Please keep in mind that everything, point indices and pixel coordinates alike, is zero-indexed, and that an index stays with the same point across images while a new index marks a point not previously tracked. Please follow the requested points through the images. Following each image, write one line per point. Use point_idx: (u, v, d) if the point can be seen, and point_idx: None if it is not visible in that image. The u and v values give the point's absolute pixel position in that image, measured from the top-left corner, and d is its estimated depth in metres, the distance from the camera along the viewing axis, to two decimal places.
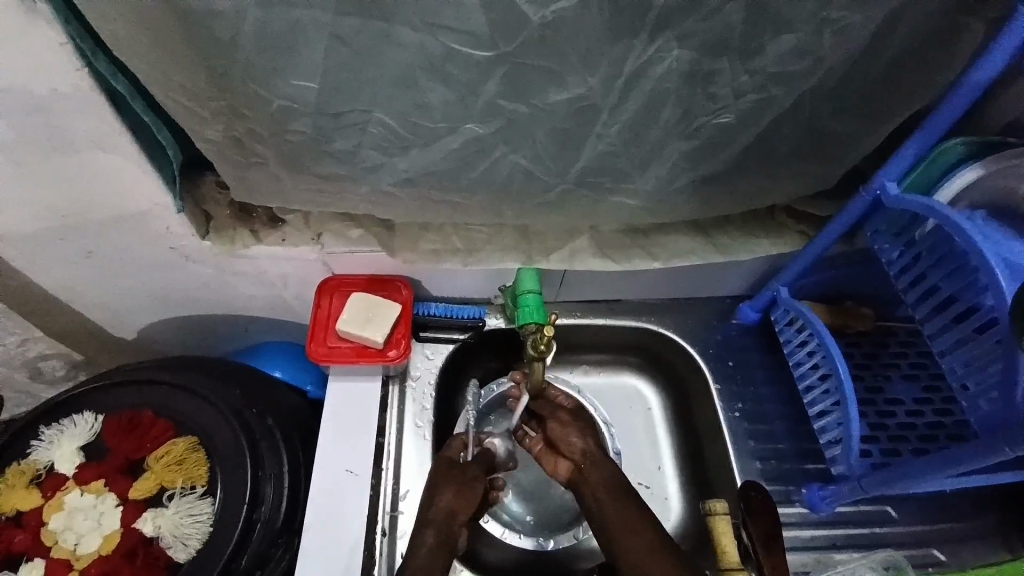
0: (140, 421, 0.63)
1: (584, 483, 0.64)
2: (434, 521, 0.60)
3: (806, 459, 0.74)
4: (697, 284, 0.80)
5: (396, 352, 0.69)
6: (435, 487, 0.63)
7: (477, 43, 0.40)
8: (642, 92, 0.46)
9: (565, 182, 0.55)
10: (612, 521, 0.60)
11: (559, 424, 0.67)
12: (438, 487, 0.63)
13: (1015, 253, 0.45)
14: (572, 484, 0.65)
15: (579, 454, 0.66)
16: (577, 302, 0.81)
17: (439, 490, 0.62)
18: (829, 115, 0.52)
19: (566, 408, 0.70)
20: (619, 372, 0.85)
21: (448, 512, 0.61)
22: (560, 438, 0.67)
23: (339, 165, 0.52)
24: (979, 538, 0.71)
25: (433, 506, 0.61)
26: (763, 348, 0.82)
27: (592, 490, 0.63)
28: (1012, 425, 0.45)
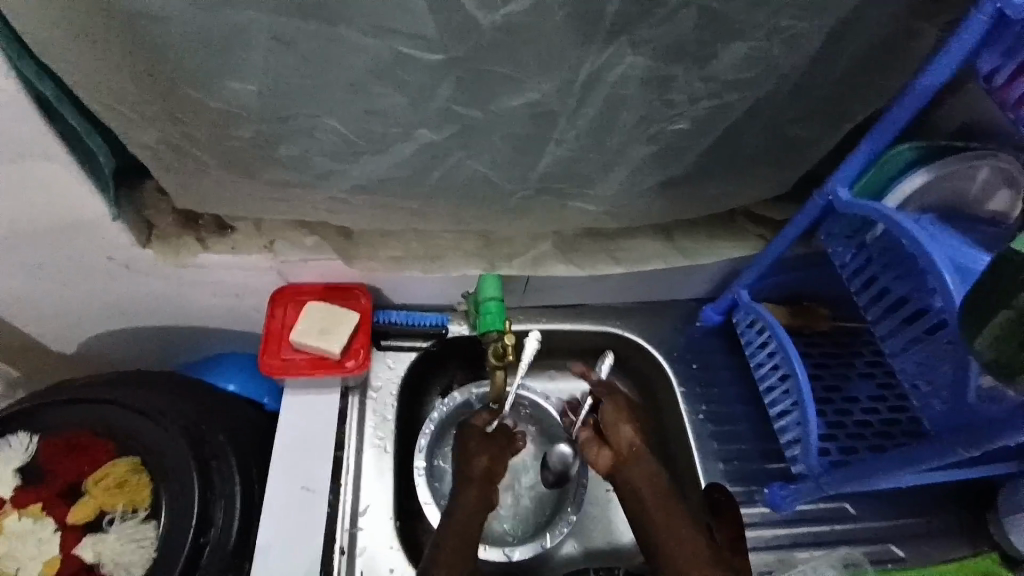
0: (79, 441, 0.60)
1: (626, 475, 0.62)
2: (476, 480, 0.62)
3: (767, 459, 0.75)
4: (661, 287, 0.80)
5: (356, 363, 0.67)
6: (467, 454, 0.65)
7: (428, 47, 0.39)
8: (599, 98, 0.45)
9: (525, 188, 0.54)
10: (664, 553, 0.58)
11: (613, 415, 0.65)
12: (469, 452, 0.65)
13: (964, 256, 0.46)
14: (613, 472, 0.63)
15: (624, 441, 0.64)
16: (542, 307, 0.81)
17: (479, 456, 0.64)
18: (783, 122, 0.52)
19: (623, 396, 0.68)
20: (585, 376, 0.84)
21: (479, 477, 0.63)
22: (615, 427, 0.65)
23: (288, 171, 0.49)
24: (931, 531, 0.73)
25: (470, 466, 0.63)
26: (726, 351, 0.83)
27: (632, 483, 0.62)
28: (966, 424, 0.46)
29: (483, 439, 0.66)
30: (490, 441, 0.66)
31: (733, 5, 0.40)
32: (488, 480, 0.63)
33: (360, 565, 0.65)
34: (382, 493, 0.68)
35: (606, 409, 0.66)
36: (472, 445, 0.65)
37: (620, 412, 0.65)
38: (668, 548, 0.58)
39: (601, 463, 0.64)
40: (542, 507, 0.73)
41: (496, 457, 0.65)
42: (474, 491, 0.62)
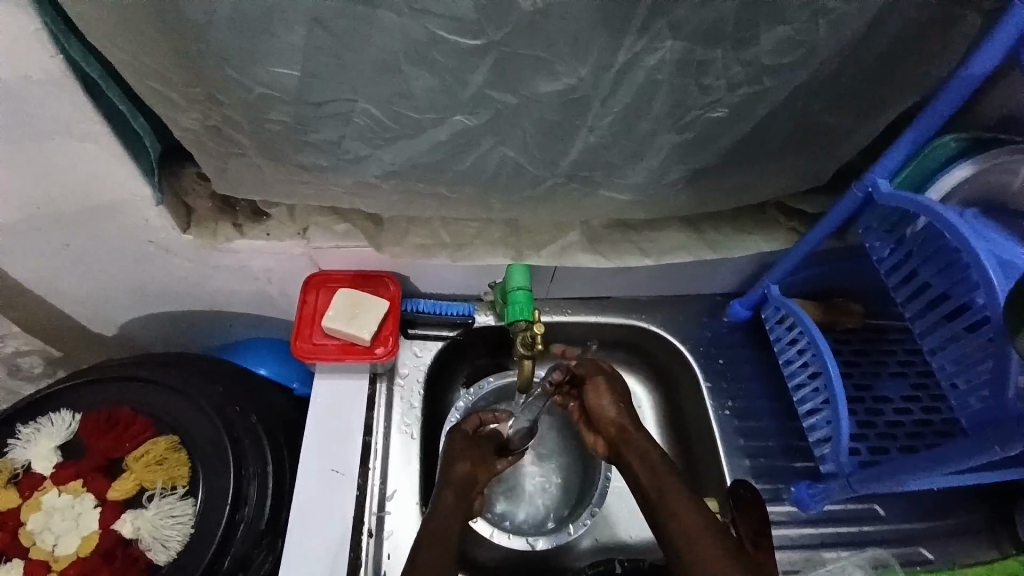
0: (119, 419, 0.62)
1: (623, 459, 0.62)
2: (453, 484, 0.60)
3: (794, 457, 0.74)
4: (688, 281, 0.80)
5: (383, 349, 0.68)
6: (451, 455, 0.63)
7: (465, 31, 0.39)
8: (633, 84, 0.45)
9: (555, 176, 0.54)
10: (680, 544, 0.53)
11: (594, 397, 0.65)
12: (453, 455, 0.63)
13: (1010, 250, 0.45)
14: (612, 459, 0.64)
15: (611, 425, 0.64)
16: (567, 299, 0.81)
17: (460, 458, 0.63)
18: (822, 110, 0.51)
19: (603, 374, 0.66)
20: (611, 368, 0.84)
21: (456, 483, 0.60)
22: (599, 411, 0.64)
23: (323, 156, 0.50)
24: (964, 535, 0.71)
25: (449, 471, 0.62)
26: (753, 346, 0.82)
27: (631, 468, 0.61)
28: (1005, 424, 0.45)
29: (467, 446, 0.64)
30: (471, 447, 0.65)
31: None
32: (466, 488, 0.61)
33: (387, 548, 0.66)
34: (408, 479, 0.69)
35: (588, 395, 0.65)
36: (456, 449, 0.64)
37: (602, 395, 0.65)
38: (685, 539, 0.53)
39: (601, 448, 0.66)
40: (566, 496, 0.74)
41: (478, 462, 0.63)
42: (450, 492, 0.59)
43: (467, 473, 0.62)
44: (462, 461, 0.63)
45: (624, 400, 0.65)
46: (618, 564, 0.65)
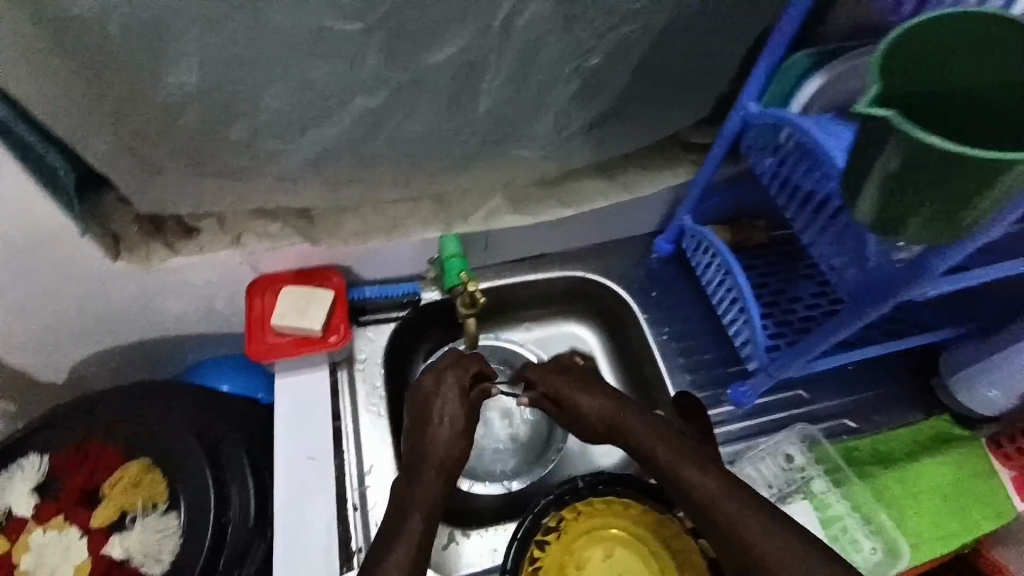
0: (89, 451, 0.64)
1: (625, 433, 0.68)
2: (439, 466, 0.60)
3: (729, 363, 0.83)
4: (613, 226, 0.86)
5: (336, 337, 0.70)
6: (432, 433, 0.62)
7: (348, 15, 0.43)
8: (511, 44, 0.49)
9: (464, 143, 0.58)
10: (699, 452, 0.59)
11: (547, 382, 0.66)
12: (434, 435, 0.62)
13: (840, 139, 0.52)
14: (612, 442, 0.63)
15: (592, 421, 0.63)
16: (505, 263, 0.86)
17: (443, 437, 0.62)
18: (688, 48, 0.57)
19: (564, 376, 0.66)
20: (562, 322, 0.90)
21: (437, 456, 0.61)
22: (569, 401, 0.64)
23: (240, 157, 0.52)
24: (883, 402, 0.81)
25: (433, 450, 0.61)
26: (681, 276, 0.89)
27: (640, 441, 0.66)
28: (874, 287, 0.52)
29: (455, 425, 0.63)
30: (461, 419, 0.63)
31: None
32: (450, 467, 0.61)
33: (375, 517, 0.68)
34: (383, 453, 0.72)
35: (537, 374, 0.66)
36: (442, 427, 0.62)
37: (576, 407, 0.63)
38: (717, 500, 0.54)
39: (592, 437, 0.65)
40: (537, 438, 0.79)
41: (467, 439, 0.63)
42: (439, 477, 0.59)
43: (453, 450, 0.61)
44: (453, 443, 0.62)
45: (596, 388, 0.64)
46: (580, 480, 0.62)
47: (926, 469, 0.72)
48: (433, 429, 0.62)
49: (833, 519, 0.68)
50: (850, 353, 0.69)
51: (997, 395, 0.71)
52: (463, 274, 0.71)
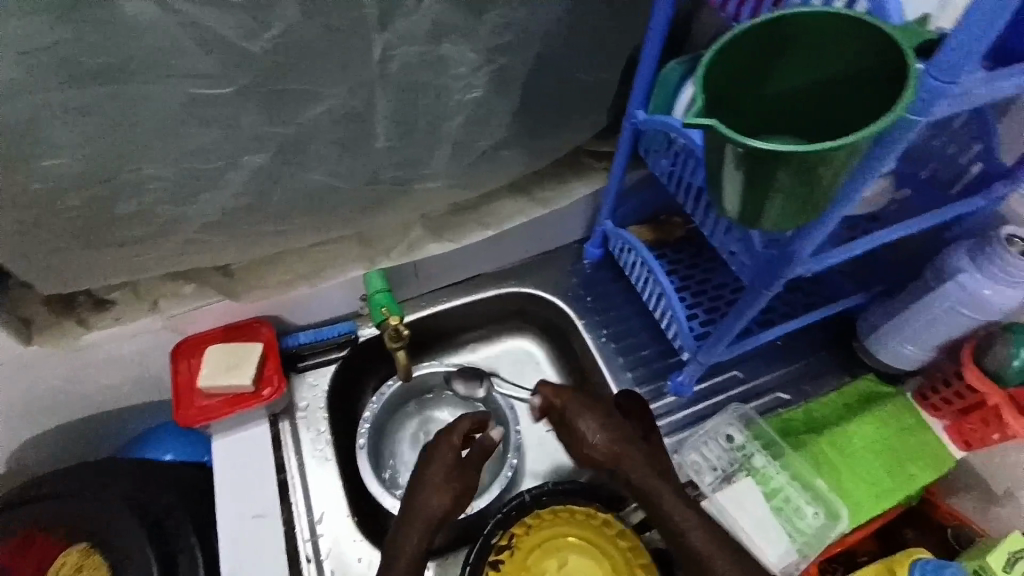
0: (30, 540, 0.63)
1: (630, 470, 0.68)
2: (419, 517, 0.61)
3: (667, 356, 0.86)
4: (541, 239, 0.88)
5: (269, 390, 0.69)
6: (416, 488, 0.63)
7: (216, 82, 0.44)
8: (390, 87, 0.51)
9: (366, 184, 0.59)
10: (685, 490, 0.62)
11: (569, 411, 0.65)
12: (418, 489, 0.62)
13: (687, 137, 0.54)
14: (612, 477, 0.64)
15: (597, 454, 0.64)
16: (441, 289, 0.88)
17: (431, 487, 0.62)
18: (568, 70, 0.60)
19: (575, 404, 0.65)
20: (506, 338, 0.91)
21: (426, 514, 0.61)
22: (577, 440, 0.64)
23: (137, 228, 0.52)
24: (814, 372, 0.85)
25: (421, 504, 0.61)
26: (613, 278, 0.92)
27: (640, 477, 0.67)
28: (765, 267, 0.56)
29: (446, 475, 0.63)
30: (456, 474, 0.63)
31: None
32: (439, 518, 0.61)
33: (329, 566, 0.68)
34: (334, 499, 0.71)
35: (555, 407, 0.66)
36: (432, 477, 0.63)
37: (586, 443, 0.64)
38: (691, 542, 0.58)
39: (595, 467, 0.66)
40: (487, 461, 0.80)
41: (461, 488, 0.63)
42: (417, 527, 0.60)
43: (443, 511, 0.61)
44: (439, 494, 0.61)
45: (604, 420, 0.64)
46: (527, 494, 0.65)
47: (860, 428, 0.75)
48: (426, 483, 0.62)
49: (776, 491, 0.71)
50: (771, 331, 0.74)
51: (912, 349, 0.75)
52: (385, 310, 0.71)
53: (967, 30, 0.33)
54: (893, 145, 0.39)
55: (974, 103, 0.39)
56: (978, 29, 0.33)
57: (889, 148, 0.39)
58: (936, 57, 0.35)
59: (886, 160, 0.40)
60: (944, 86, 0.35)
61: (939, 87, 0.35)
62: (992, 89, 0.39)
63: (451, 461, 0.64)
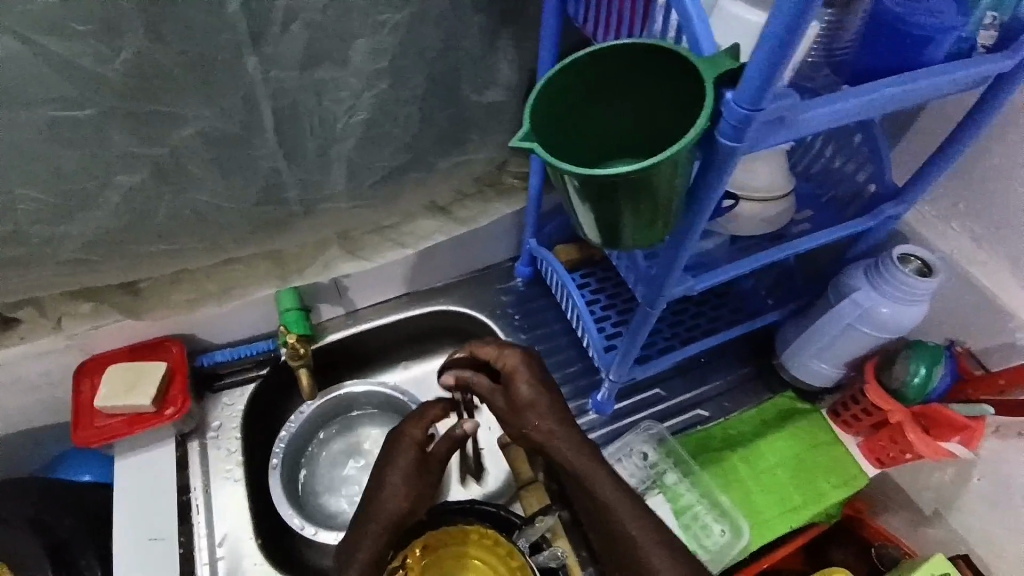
0: None
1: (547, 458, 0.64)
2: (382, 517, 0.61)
3: (593, 374, 0.86)
4: (468, 256, 0.89)
5: (173, 409, 0.69)
6: (380, 477, 0.63)
7: (75, 104, 0.45)
8: (266, 111, 0.52)
9: (258, 204, 0.59)
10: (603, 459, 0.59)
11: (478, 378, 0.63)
12: (380, 483, 0.63)
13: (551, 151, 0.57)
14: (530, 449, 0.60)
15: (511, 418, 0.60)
16: (371, 306, 0.88)
17: (391, 491, 0.62)
18: (464, 92, 0.61)
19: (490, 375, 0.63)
20: (439, 355, 0.91)
21: (385, 515, 0.61)
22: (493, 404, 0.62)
23: (15, 249, 0.53)
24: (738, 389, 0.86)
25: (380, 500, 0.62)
26: (544, 295, 0.92)
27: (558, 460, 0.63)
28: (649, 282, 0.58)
29: (410, 471, 0.63)
30: (419, 470, 0.64)
31: (332, 13, 0.48)
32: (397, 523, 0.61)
33: None
34: (238, 520, 0.70)
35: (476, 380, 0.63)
36: (393, 475, 0.63)
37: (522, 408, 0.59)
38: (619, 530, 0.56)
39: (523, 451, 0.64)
40: None
41: (421, 492, 0.63)
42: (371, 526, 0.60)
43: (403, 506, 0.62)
44: (397, 494, 0.62)
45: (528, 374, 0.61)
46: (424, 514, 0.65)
47: (776, 445, 0.75)
48: (386, 483, 0.63)
49: (684, 508, 0.72)
50: (687, 349, 0.75)
51: (827, 367, 0.73)
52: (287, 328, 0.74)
53: (757, 61, 0.35)
54: (722, 166, 0.41)
55: (796, 126, 0.41)
56: (766, 61, 0.35)
57: (723, 165, 0.41)
58: (741, 85, 0.37)
59: (723, 175, 0.42)
60: (746, 112, 0.37)
61: (741, 113, 0.37)
62: (814, 112, 0.41)
63: (413, 459, 0.64)
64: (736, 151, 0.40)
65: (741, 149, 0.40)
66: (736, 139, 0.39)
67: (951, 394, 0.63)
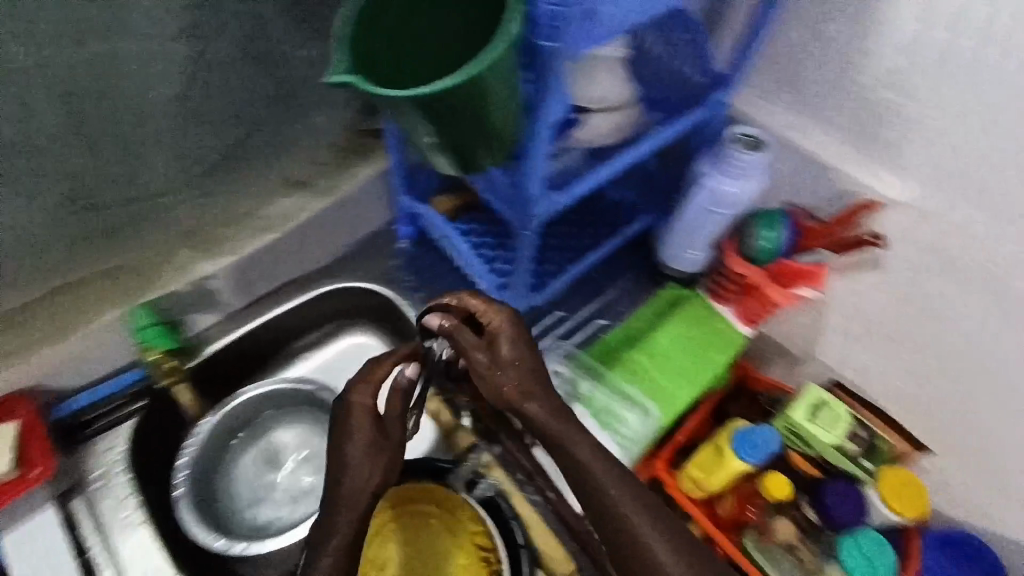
0: None
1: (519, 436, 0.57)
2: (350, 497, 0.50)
3: None
4: (343, 229, 0.84)
5: (37, 470, 0.62)
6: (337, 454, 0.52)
7: None
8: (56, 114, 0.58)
9: (76, 205, 0.64)
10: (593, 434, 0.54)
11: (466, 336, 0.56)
12: (337, 462, 0.51)
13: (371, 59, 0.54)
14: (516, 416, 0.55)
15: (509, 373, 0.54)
16: (248, 305, 0.81)
17: (355, 468, 0.51)
18: (243, 49, 0.68)
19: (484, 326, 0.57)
20: (338, 336, 0.86)
21: (350, 501, 0.50)
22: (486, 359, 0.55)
23: None
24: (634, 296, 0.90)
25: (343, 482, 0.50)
26: (434, 251, 0.88)
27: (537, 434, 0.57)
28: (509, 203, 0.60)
29: (371, 444, 0.52)
30: (382, 444, 0.53)
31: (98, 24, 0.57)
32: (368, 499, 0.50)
33: None
34: (148, 563, 0.65)
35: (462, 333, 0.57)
36: (354, 448, 0.51)
37: (508, 363, 0.55)
38: (612, 503, 0.49)
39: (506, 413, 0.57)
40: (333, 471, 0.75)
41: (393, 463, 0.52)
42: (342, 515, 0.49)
43: (373, 491, 0.51)
44: (367, 468, 0.51)
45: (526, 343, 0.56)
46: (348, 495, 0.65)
47: (670, 334, 0.81)
48: (349, 455, 0.51)
49: (601, 409, 0.76)
50: (574, 268, 0.78)
51: (695, 252, 0.80)
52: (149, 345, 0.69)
53: None
54: (548, 72, 0.44)
55: (605, 23, 0.44)
56: None
57: (550, 70, 0.44)
58: None
59: (553, 83, 0.45)
60: (555, 9, 0.41)
61: (549, 12, 0.41)
62: (619, 11, 0.44)
63: (374, 432, 0.53)
64: (557, 53, 0.43)
65: (559, 50, 0.43)
66: (554, 40, 0.43)
67: (795, 249, 0.71)
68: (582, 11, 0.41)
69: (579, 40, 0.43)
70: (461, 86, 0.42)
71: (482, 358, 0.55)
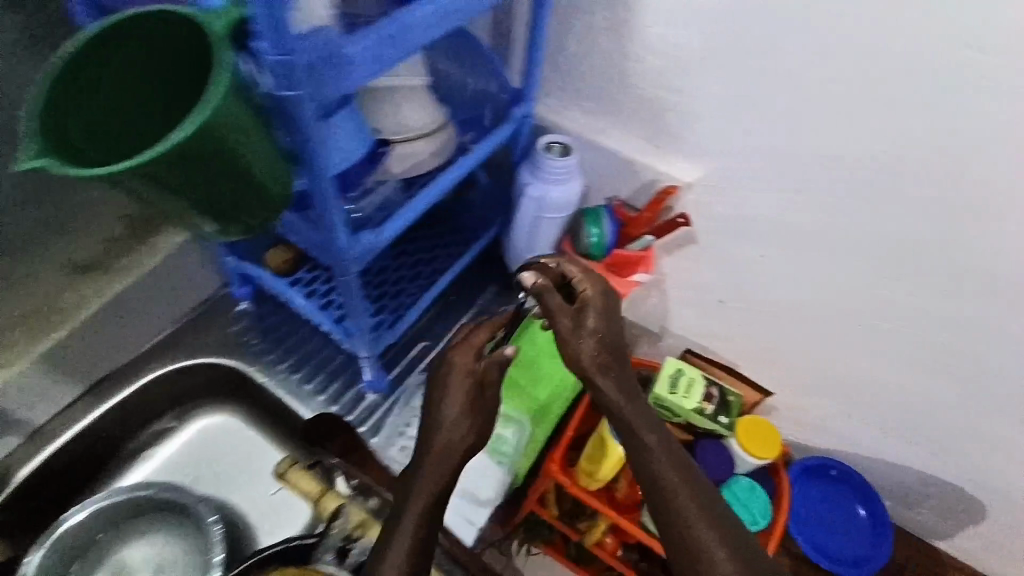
0: None
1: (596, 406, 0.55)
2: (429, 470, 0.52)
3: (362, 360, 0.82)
4: (162, 305, 0.77)
5: None
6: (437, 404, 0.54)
7: None
8: None
9: None
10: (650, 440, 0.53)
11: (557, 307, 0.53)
12: (434, 416, 0.54)
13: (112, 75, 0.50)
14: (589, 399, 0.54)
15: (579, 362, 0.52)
16: (64, 411, 0.72)
17: (445, 431, 0.53)
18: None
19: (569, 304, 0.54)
20: (187, 423, 0.79)
21: (429, 484, 0.52)
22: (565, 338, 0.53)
23: None
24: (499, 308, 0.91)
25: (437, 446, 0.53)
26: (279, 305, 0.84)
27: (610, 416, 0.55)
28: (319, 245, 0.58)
29: (467, 401, 0.54)
30: (475, 406, 0.54)
31: None
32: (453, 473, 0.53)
33: None
34: None
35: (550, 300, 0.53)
36: (450, 399, 0.54)
37: (593, 338, 0.52)
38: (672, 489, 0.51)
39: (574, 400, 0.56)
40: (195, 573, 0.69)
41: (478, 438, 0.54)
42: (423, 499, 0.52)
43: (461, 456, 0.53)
44: (460, 430, 0.53)
45: (601, 318, 0.53)
46: None
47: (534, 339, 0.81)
48: (436, 420, 0.54)
49: None
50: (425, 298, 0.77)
51: (539, 256, 0.81)
52: None
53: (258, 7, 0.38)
54: (300, 116, 0.44)
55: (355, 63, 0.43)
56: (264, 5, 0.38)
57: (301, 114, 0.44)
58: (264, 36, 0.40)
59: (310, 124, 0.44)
60: (280, 57, 0.40)
61: (277, 58, 0.40)
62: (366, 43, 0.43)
63: (464, 398, 0.54)
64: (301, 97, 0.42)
65: (301, 95, 0.42)
66: (291, 87, 0.42)
67: (620, 239, 0.75)
68: (314, 60, 0.41)
69: (323, 83, 0.42)
70: (188, 142, 0.39)
71: (567, 323, 0.53)
